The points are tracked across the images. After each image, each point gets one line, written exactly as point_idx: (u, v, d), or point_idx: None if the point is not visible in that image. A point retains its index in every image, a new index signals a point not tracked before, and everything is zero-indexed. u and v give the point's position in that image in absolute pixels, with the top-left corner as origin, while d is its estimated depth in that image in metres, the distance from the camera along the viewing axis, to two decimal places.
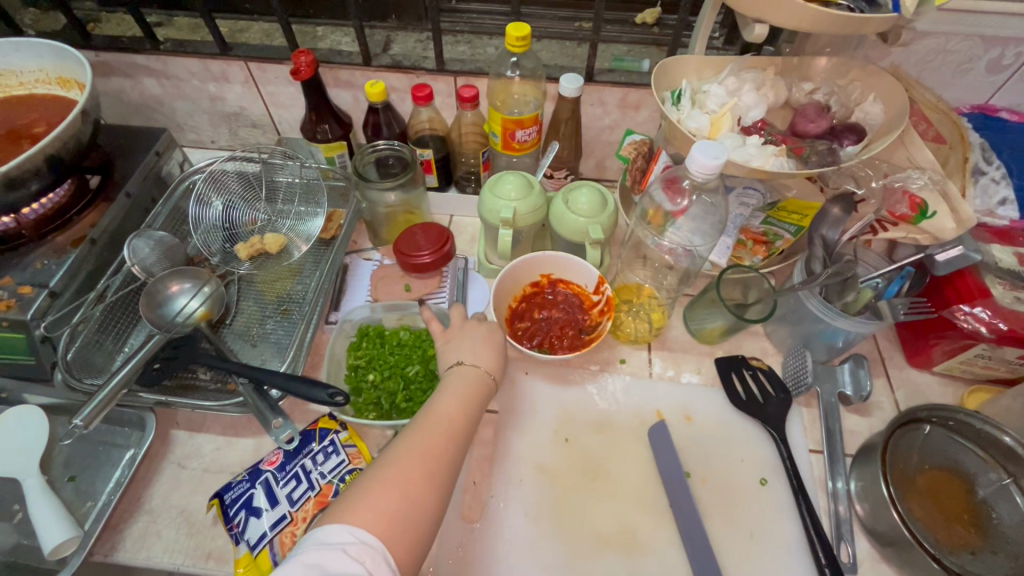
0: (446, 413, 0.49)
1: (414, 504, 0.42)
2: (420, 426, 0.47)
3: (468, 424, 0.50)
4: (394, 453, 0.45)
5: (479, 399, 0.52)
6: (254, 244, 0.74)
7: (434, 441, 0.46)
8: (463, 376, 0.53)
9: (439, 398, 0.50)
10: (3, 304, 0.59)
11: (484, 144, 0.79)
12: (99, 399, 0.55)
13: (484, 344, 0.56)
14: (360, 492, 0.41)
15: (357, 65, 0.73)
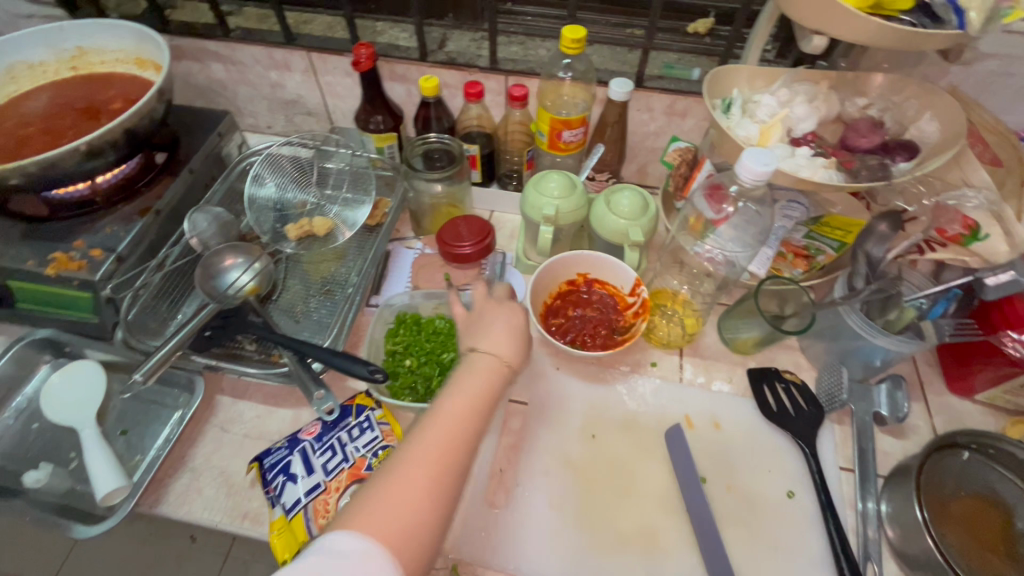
0: (458, 407, 0.45)
1: (419, 516, 0.39)
2: (431, 423, 0.43)
3: (482, 417, 0.46)
4: (403, 454, 0.41)
5: (496, 388, 0.48)
6: (303, 226, 0.77)
7: (444, 440, 0.42)
8: (478, 365, 0.48)
9: (451, 390, 0.46)
10: (74, 265, 0.63)
11: (529, 144, 0.80)
12: (156, 359, 0.57)
13: (502, 331, 0.52)
14: (367, 499, 0.39)
15: (414, 60, 0.76)
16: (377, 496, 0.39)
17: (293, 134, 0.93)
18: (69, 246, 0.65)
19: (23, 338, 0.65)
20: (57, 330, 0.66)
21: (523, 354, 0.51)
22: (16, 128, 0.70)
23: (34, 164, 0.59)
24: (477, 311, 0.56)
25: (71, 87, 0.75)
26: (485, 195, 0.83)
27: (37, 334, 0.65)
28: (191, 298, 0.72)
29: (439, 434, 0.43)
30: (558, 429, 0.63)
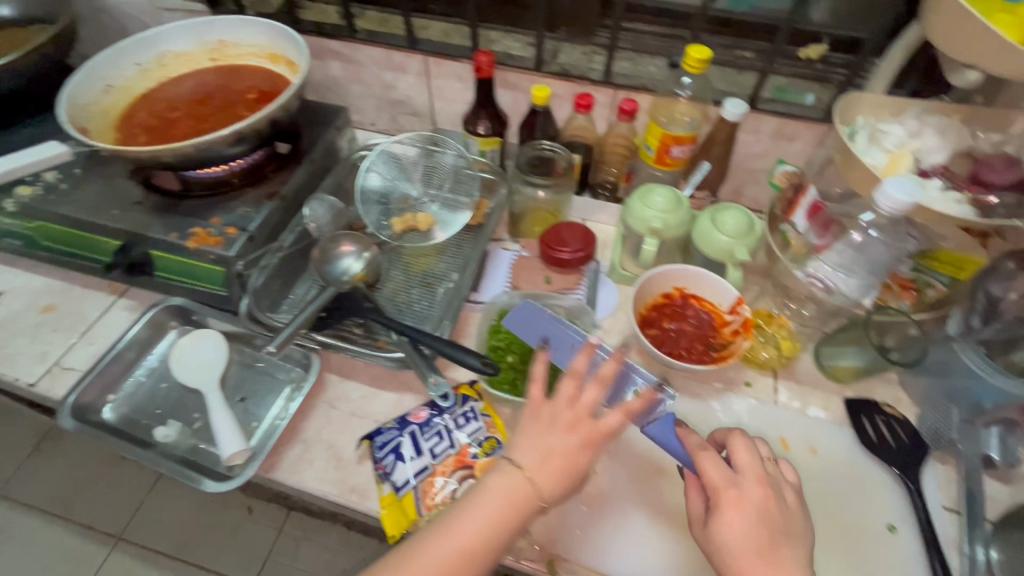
0: (467, 538, 0.44)
1: None
2: (433, 543, 0.44)
3: (491, 551, 0.44)
4: (394, 566, 0.43)
5: (516, 522, 0.45)
6: (408, 220, 0.81)
7: (434, 572, 0.42)
8: (507, 494, 0.45)
9: (468, 514, 0.45)
10: (212, 240, 0.68)
11: (629, 157, 0.82)
12: (285, 334, 0.62)
13: (555, 458, 0.47)
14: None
15: (528, 69, 0.79)
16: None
17: (394, 132, 0.97)
18: (207, 222, 0.70)
19: (160, 303, 0.71)
20: (188, 298, 0.71)
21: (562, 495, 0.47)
22: (164, 111, 0.76)
23: (193, 145, 0.65)
24: (548, 410, 0.50)
25: (211, 77, 0.81)
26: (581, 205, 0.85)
27: (172, 301, 0.71)
28: (303, 281, 0.76)
29: (427, 564, 0.43)
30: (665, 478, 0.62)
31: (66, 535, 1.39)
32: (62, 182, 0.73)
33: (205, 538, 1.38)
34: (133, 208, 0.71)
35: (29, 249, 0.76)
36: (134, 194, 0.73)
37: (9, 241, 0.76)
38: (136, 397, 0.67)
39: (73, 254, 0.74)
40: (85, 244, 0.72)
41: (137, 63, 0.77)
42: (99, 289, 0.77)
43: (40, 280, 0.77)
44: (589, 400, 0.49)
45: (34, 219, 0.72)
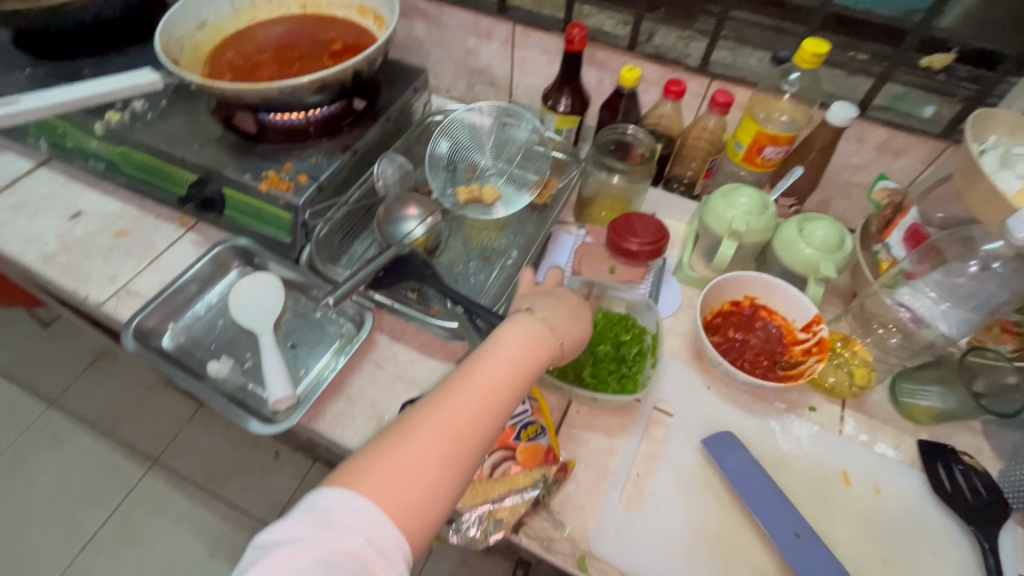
0: (493, 378, 0.47)
1: (427, 484, 0.41)
2: (460, 386, 0.46)
3: (514, 393, 0.48)
4: (428, 410, 0.45)
5: (533, 367, 0.50)
6: (473, 190, 0.79)
7: (470, 405, 0.45)
8: (522, 333, 0.51)
9: (492, 354, 0.49)
10: (284, 185, 0.68)
11: (712, 153, 0.78)
12: (345, 286, 0.61)
13: (561, 308, 0.54)
14: (380, 452, 0.42)
15: (620, 48, 0.75)
16: (403, 445, 0.42)
17: (469, 101, 0.95)
18: (280, 167, 0.70)
19: (226, 242, 0.72)
20: (253, 240, 0.72)
21: (570, 338, 0.53)
22: (251, 53, 0.76)
23: (277, 88, 0.65)
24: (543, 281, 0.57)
25: (299, 24, 0.80)
26: (654, 197, 0.81)
27: (238, 241, 0.72)
28: (363, 238, 0.75)
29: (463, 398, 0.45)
30: (715, 494, 0.58)
31: (109, 451, 1.47)
32: (149, 113, 0.74)
33: (234, 475, 1.44)
34: (212, 145, 0.72)
35: (111, 174, 0.78)
36: (215, 132, 0.74)
37: (93, 165, 0.79)
38: (195, 329, 0.68)
39: (151, 184, 0.76)
40: (164, 175, 0.74)
41: (230, 3, 0.78)
42: (169, 221, 0.78)
43: (116, 205, 0.80)
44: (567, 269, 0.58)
45: (119, 146, 0.74)
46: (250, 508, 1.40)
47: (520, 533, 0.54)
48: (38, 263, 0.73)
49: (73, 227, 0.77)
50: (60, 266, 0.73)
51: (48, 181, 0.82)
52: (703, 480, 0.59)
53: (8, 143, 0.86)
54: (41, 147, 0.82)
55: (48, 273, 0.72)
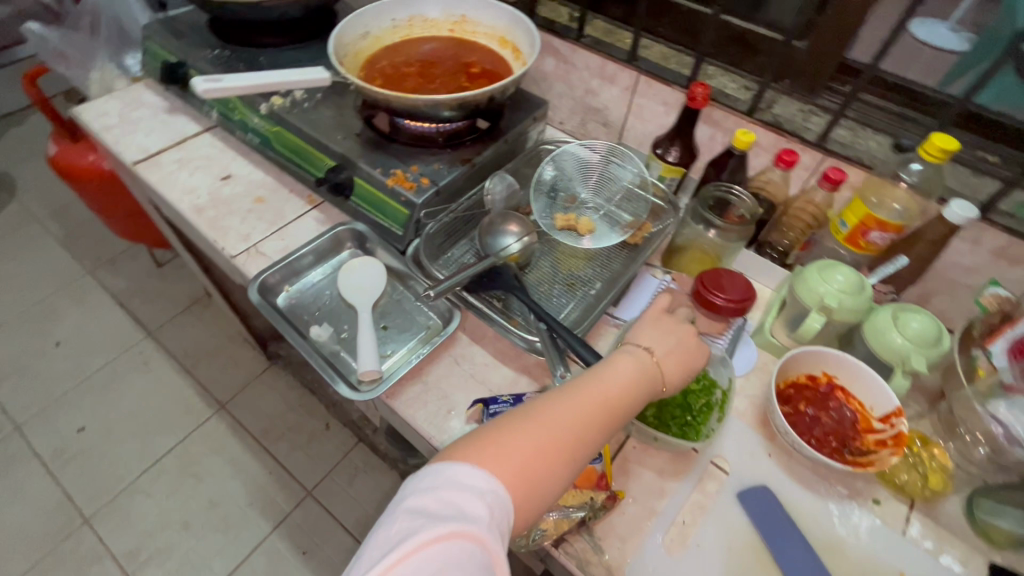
0: (611, 396, 0.52)
1: (546, 477, 0.46)
2: (581, 397, 0.51)
3: (623, 415, 0.52)
4: (545, 410, 0.49)
5: (644, 393, 0.54)
6: (570, 219, 0.84)
7: (584, 412, 0.50)
8: (639, 361, 0.55)
9: (603, 374, 0.53)
10: (408, 184, 0.75)
11: (812, 226, 0.78)
12: (446, 282, 0.69)
13: (677, 344, 0.58)
14: (501, 435, 0.47)
15: (740, 112, 0.78)
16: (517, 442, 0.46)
17: (579, 135, 1.00)
18: (407, 168, 0.78)
19: (347, 224, 0.80)
20: (369, 227, 0.80)
21: (680, 376, 0.57)
22: (401, 65, 0.85)
23: (421, 101, 0.74)
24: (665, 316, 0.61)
25: (445, 46, 0.90)
26: (746, 258, 0.82)
27: (355, 225, 0.80)
28: (462, 244, 0.82)
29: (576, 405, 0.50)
30: (759, 561, 0.58)
31: (187, 387, 1.62)
32: (307, 102, 0.86)
33: (286, 436, 1.54)
34: (352, 138, 0.82)
35: (262, 147, 0.90)
36: (357, 128, 0.83)
37: (249, 137, 0.91)
38: (305, 295, 0.77)
39: (293, 162, 0.86)
40: (305, 156, 0.84)
41: (393, 19, 0.88)
42: (299, 197, 0.89)
43: (259, 174, 0.91)
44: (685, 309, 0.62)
45: (276, 125, 0.85)
46: (293, 469, 1.49)
47: (560, 549, 0.56)
48: (190, 212, 0.85)
49: (222, 187, 0.89)
50: (206, 218, 0.84)
51: (209, 144, 0.96)
52: (749, 544, 0.59)
53: (185, 107, 1.01)
54: (211, 116, 0.96)
55: (196, 222, 0.84)
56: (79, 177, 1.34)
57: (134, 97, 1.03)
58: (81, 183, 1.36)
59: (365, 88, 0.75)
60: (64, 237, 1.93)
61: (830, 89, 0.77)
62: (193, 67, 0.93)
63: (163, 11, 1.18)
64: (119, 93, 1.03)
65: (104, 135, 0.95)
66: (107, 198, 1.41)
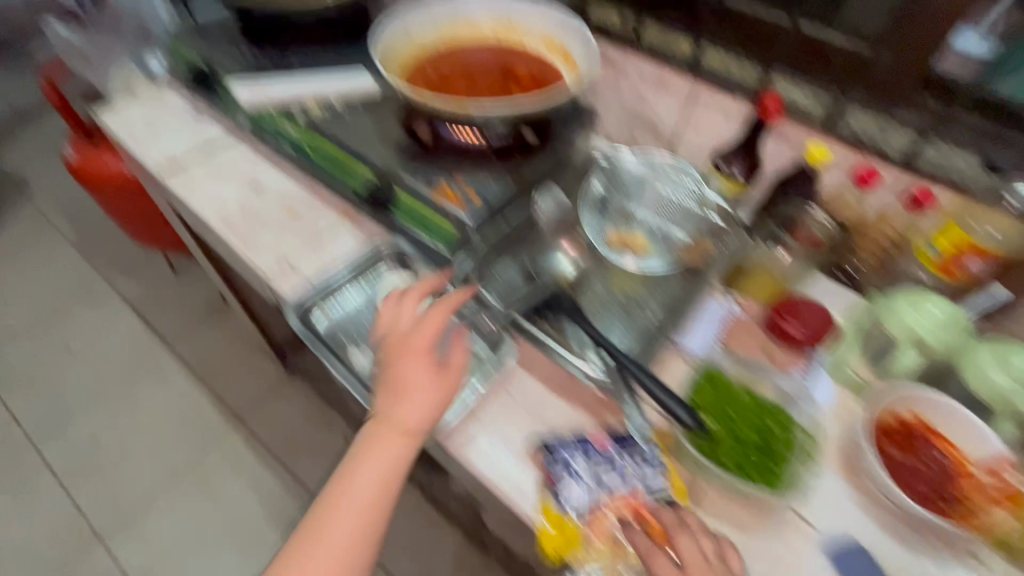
0: (379, 472, 0.57)
1: (343, 572, 0.55)
2: (354, 477, 0.57)
3: (396, 481, 0.58)
4: (334, 504, 0.57)
5: (403, 465, 0.58)
6: (623, 237, 0.77)
7: (364, 505, 0.56)
8: (382, 442, 0.58)
9: (367, 457, 0.58)
10: (457, 201, 0.70)
11: (889, 251, 0.72)
12: (498, 313, 0.62)
13: (419, 395, 0.58)
14: (312, 542, 0.55)
15: (812, 125, 0.73)
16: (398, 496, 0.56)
17: (625, 146, 0.95)
18: (454, 182, 0.73)
19: (390, 240, 0.76)
20: (413, 243, 0.76)
21: (429, 421, 0.58)
22: (444, 71, 0.80)
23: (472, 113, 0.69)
24: (408, 355, 0.60)
25: (488, 49, 0.84)
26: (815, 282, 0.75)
27: (398, 239, 0.76)
28: (506, 263, 0.73)
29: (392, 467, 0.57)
30: None
31: (202, 398, 1.57)
32: (345, 110, 0.81)
33: (303, 450, 1.49)
34: (394, 149, 0.77)
35: (294, 156, 0.85)
36: (398, 137, 0.78)
37: (282, 147, 0.85)
38: (344, 313, 0.72)
39: (329, 173, 0.81)
40: (343, 167, 0.79)
41: (434, 23, 0.83)
42: (334, 209, 0.84)
43: (292, 184, 0.86)
44: (421, 348, 0.60)
45: (312, 135, 0.80)
46: (311, 485, 1.44)
47: None
48: (221, 224, 0.80)
49: (253, 197, 0.84)
50: (238, 231, 0.80)
51: (239, 151, 0.91)
52: None
53: (211, 112, 0.96)
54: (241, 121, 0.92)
55: (228, 236, 0.79)
56: (95, 182, 1.29)
57: (158, 100, 0.98)
58: (98, 188, 1.31)
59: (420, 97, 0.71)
60: (76, 238, 1.89)
61: (910, 103, 0.69)
62: (223, 70, 0.88)
63: None
64: (143, 96, 0.99)
65: (128, 140, 0.91)
66: (124, 204, 1.36)
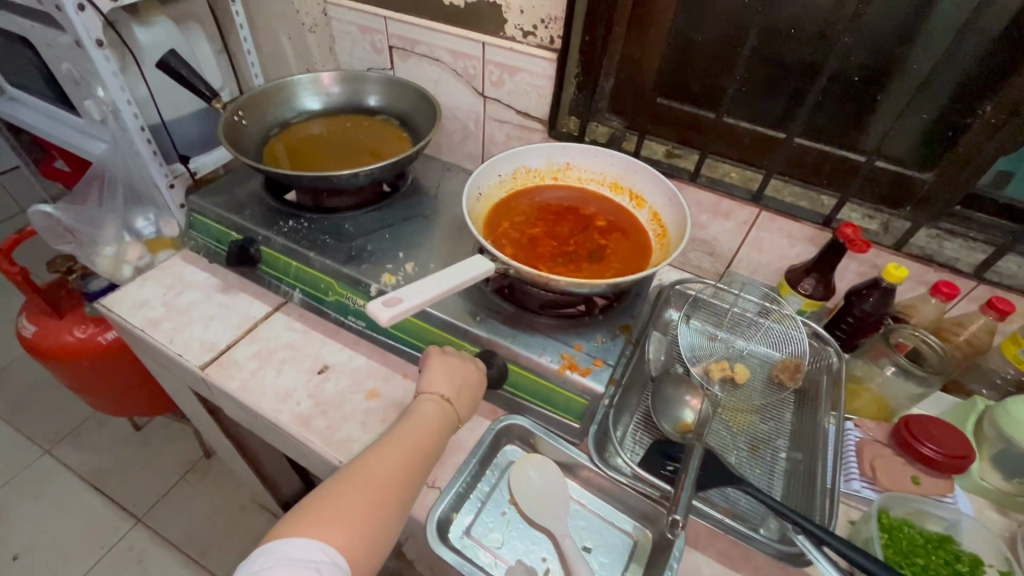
0: (420, 435, 0.59)
1: (362, 518, 0.49)
2: (391, 440, 0.57)
3: (429, 454, 0.58)
4: (368, 461, 0.54)
5: (441, 434, 0.61)
6: (724, 368, 0.78)
7: (400, 458, 0.56)
8: (428, 405, 0.62)
9: (410, 425, 0.59)
10: (583, 369, 0.66)
11: (972, 353, 0.77)
12: (683, 496, 0.57)
13: (454, 374, 0.65)
14: (337, 493, 0.50)
15: (888, 247, 0.78)
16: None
17: (680, 266, 0.97)
18: (572, 347, 0.68)
19: (512, 419, 0.69)
20: (537, 422, 0.70)
21: (466, 400, 0.64)
22: (523, 226, 0.78)
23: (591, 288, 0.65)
24: (454, 353, 0.68)
25: (554, 197, 0.83)
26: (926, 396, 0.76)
27: (517, 421, 0.69)
28: (624, 419, 0.71)
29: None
30: None
31: None
32: (422, 275, 0.75)
33: None
34: (489, 316, 0.71)
35: (368, 331, 0.78)
36: (489, 301, 0.73)
37: (348, 319, 0.79)
38: (481, 516, 0.64)
39: (415, 346, 0.75)
40: (434, 341, 0.73)
41: (498, 175, 0.81)
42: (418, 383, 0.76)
43: (362, 361, 0.78)
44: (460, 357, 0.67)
45: None
46: None
47: None
48: (296, 425, 0.69)
49: (323, 384, 0.75)
50: (319, 431, 0.69)
51: (287, 327, 0.81)
52: None
53: (244, 284, 0.86)
54: (286, 293, 0.83)
55: (309, 439, 0.68)
56: (62, 358, 1.09)
57: (174, 276, 0.87)
58: (63, 364, 1.11)
59: (544, 278, 0.64)
60: (6, 409, 1.59)
61: (950, 216, 0.77)
62: (266, 243, 0.80)
63: (185, 167, 1.01)
64: (154, 273, 0.86)
65: (151, 333, 0.78)
66: (93, 379, 1.15)
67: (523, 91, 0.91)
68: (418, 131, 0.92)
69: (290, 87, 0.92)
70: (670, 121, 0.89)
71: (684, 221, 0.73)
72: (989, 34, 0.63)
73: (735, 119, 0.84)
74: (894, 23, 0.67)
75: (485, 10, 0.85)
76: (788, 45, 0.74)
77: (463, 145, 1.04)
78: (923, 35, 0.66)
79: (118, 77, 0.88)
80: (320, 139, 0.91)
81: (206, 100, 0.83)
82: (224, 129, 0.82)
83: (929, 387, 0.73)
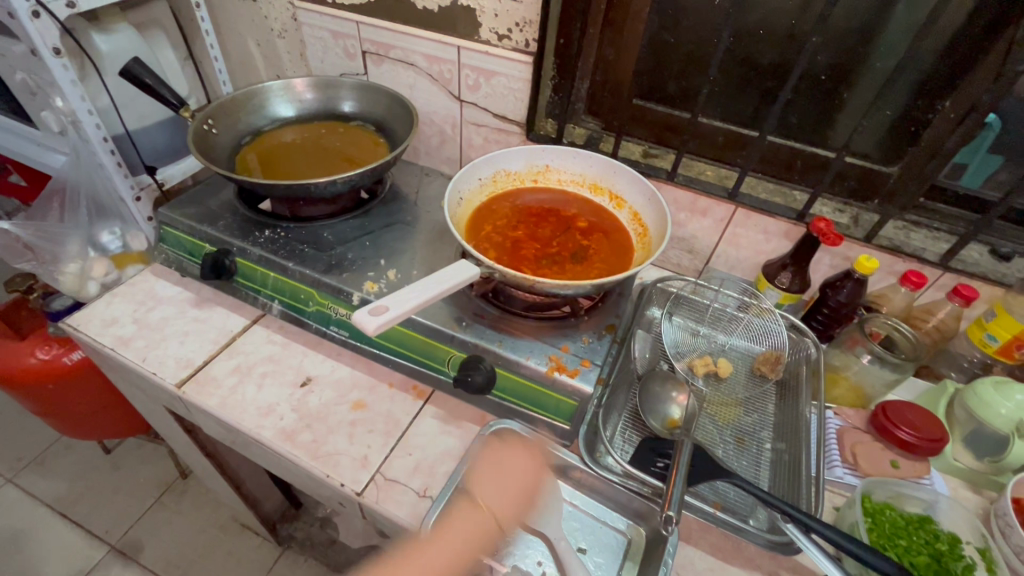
0: (459, 542, 0.60)
1: None
2: (433, 547, 0.59)
3: (470, 559, 0.60)
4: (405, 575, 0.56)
5: (483, 543, 0.61)
6: (708, 363, 0.79)
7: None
8: (468, 510, 0.62)
9: (450, 528, 0.60)
10: (571, 370, 0.66)
11: (940, 339, 0.80)
12: (675, 495, 0.58)
13: (513, 491, 0.65)
14: None
15: (858, 239, 0.80)
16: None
17: (660, 264, 0.99)
18: (559, 349, 0.68)
19: (501, 424, 0.69)
20: (527, 426, 0.69)
21: (520, 509, 0.64)
22: (505, 230, 0.78)
23: (575, 290, 0.65)
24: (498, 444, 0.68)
25: (534, 199, 0.84)
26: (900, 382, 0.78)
27: (508, 425, 0.69)
28: (613, 418, 0.71)
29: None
30: None
31: None
32: (405, 282, 0.74)
33: None
34: (475, 320, 0.71)
35: (352, 340, 0.77)
36: (474, 305, 0.73)
37: (330, 329, 0.77)
38: None
39: (400, 354, 0.74)
40: (421, 348, 0.72)
41: (478, 178, 0.81)
42: (404, 391, 0.75)
43: (346, 371, 0.76)
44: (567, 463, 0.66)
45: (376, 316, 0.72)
46: None
47: None
48: (280, 441, 0.68)
49: (306, 397, 0.73)
50: (304, 445, 0.67)
51: (267, 340, 0.79)
52: None
53: (219, 297, 0.84)
54: (265, 305, 0.80)
55: (295, 454, 0.66)
56: (25, 382, 1.04)
57: (144, 292, 0.83)
58: (25, 388, 1.06)
59: (529, 281, 0.63)
60: None
61: (915, 208, 0.79)
62: (242, 254, 0.78)
63: (151, 179, 0.98)
64: (122, 289, 0.83)
65: (122, 352, 0.75)
66: (60, 402, 1.10)
67: (500, 94, 0.91)
68: (395, 137, 0.91)
69: (261, 93, 0.90)
70: (645, 122, 0.90)
71: (664, 219, 0.74)
72: (946, 33, 0.67)
73: (709, 119, 0.86)
74: (858, 23, 0.70)
75: (459, 14, 0.85)
76: (758, 45, 0.76)
77: (440, 149, 1.04)
78: (885, 34, 0.69)
79: (78, 87, 0.84)
80: (294, 146, 0.89)
81: (174, 109, 0.80)
82: (193, 138, 0.80)
83: (903, 373, 0.75)
